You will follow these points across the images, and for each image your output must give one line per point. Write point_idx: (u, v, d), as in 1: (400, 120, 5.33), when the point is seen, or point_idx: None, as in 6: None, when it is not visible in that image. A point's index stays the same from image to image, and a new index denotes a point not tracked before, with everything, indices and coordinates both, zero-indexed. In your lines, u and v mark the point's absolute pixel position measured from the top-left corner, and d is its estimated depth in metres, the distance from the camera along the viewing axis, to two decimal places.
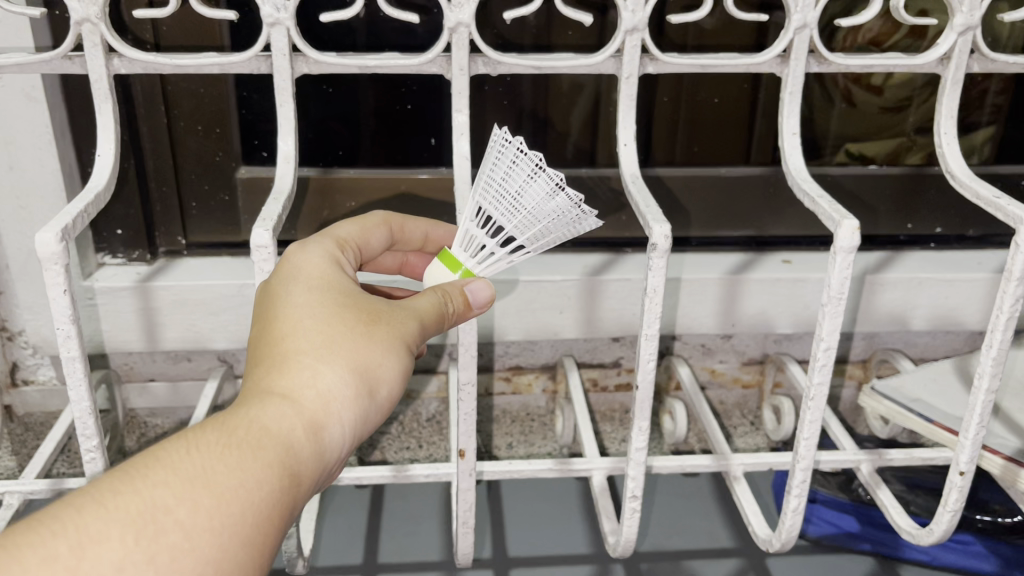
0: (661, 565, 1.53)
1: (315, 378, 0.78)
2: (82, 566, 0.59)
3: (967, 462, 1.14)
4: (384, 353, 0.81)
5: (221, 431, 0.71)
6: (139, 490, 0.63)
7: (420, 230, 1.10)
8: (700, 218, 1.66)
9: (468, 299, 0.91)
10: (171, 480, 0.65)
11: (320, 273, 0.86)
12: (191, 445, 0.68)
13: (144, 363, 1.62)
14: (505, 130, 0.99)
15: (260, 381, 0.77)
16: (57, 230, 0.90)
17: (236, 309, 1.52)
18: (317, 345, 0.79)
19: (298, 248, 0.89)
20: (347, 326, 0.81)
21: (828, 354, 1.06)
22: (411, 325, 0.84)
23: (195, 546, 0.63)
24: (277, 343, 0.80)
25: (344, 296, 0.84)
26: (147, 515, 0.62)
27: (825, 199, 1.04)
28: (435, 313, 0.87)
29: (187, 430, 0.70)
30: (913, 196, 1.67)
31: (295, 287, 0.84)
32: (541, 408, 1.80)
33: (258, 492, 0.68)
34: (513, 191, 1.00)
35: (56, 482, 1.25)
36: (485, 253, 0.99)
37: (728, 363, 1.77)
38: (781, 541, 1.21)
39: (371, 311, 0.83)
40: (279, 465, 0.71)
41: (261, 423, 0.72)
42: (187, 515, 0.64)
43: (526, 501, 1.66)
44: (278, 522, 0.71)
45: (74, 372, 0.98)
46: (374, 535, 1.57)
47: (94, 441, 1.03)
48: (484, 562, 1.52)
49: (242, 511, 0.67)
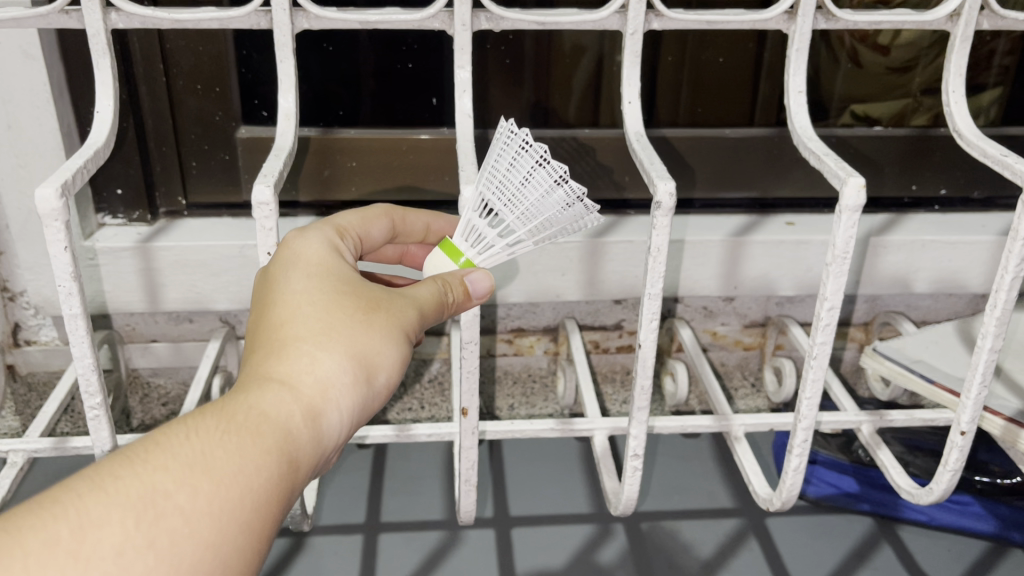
0: (661, 524, 1.54)
1: (315, 364, 0.78)
2: (83, 549, 0.60)
3: (968, 422, 1.14)
4: (384, 340, 0.81)
5: (220, 417, 0.72)
6: (138, 476, 0.65)
7: (422, 222, 1.10)
8: (704, 179, 1.64)
9: (467, 288, 0.91)
10: (170, 465, 0.66)
11: (319, 259, 0.86)
12: (191, 431, 0.70)
13: (147, 323, 1.62)
14: (512, 122, 0.97)
15: (258, 366, 0.78)
16: (57, 185, 0.89)
17: (237, 270, 1.52)
18: (316, 332, 0.79)
19: (298, 234, 0.90)
20: (346, 312, 0.81)
21: (831, 313, 1.05)
22: (413, 312, 0.84)
23: (194, 530, 0.64)
24: (276, 329, 0.80)
25: (343, 281, 0.84)
26: (147, 500, 0.63)
27: (831, 157, 1.02)
28: (437, 301, 0.87)
29: (187, 416, 0.72)
30: (919, 158, 1.65)
31: (294, 272, 0.84)
32: (543, 369, 1.80)
33: (255, 477, 0.70)
34: (516, 182, 0.98)
35: (60, 441, 1.26)
36: (486, 242, 0.99)
37: (729, 326, 1.77)
38: (780, 501, 1.21)
39: (372, 298, 0.83)
40: (278, 450, 0.73)
41: (260, 408, 0.73)
42: (185, 500, 0.65)
43: (527, 461, 1.67)
44: (278, 506, 0.72)
45: (76, 329, 0.97)
46: (376, 494, 1.58)
47: (98, 398, 1.03)
48: (485, 521, 1.53)
49: (240, 496, 0.68)
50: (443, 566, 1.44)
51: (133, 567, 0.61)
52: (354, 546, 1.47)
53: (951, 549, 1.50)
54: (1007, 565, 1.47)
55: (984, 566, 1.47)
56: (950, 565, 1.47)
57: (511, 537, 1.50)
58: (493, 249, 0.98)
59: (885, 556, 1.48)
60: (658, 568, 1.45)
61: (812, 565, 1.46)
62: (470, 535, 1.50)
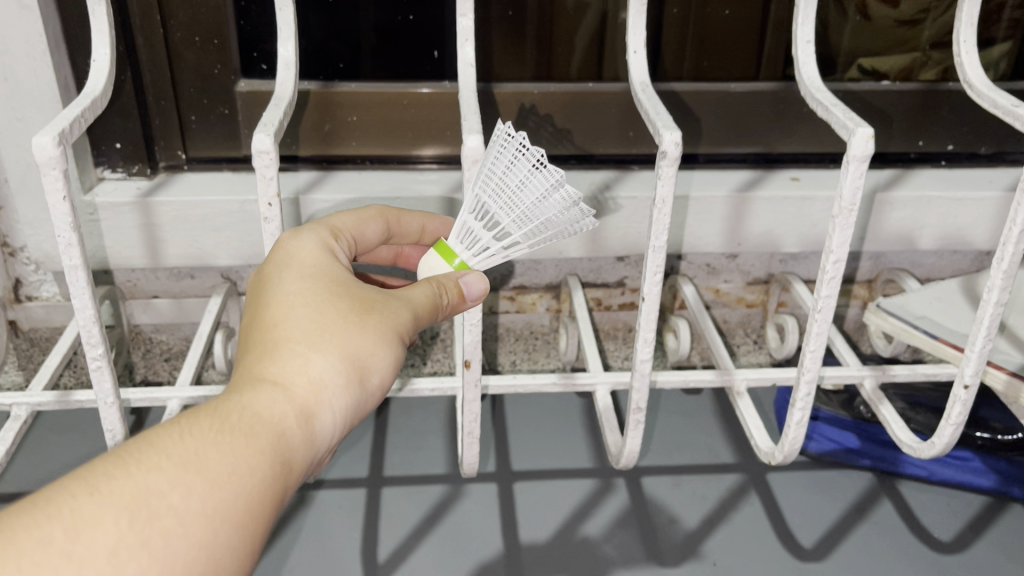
0: (663, 478, 1.55)
1: (309, 365, 0.79)
2: (76, 548, 0.59)
3: (972, 375, 1.13)
4: (377, 342, 0.82)
5: (214, 418, 0.72)
6: (133, 475, 0.64)
7: (417, 223, 1.09)
8: (709, 134, 1.62)
9: (461, 291, 0.92)
10: (164, 464, 0.66)
11: (312, 261, 0.87)
12: (185, 430, 0.69)
13: (148, 280, 1.61)
14: (508, 125, 0.97)
15: (251, 367, 0.79)
16: (53, 133, 0.88)
17: (238, 225, 1.51)
18: (309, 333, 0.80)
19: (292, 236, 0.91)
20: (339, 314, 0.82)
21: (837, 267, 1.05)
22: (407, 314, 0.86)
23: (188, 530, 0.64)
24: (269, 330, 0.81)
25: (337, 283, 0.85)
26: (141, 499, 0.63)
27: (839, 107, 1.01)
28: (432, 303, 0.88)
29: (181, 417, 0.71)
30: (927, 113, 1.63)
31: (287, 274, 0.85)
32: (545, 326, 1.80)
33: (250, 477, 0.69)
34: (511, 183, 0.97)
35: (63, 395, 1.26)
36: (480, 244, 0.99)
37: (732, 283, 1.76)
38: (783, 455, 1.21)
39: (366, 300, 0.84)
40: (271, 451, 0.72)
41: (253, 410, 0.74)
42: (181, 500, 0.64)
43: (530, 417, 1.68)
44: (271, 509, 0.72)
45: (77, 281, 0.97)
46: (379, 449, 1.59)
47: (99, 350, 1.02)
48: (488, 476, 1.54)
49: (234, 496, 0.67)
50: (446, 520, 1.45)
51: (128, 566, 0.60)
52: (358, 500, 1.48)
53: (951, 504, 1.51)
54: (1006, 520, 1.48)
55: (983, 521, 1.48)
56: (950, 520, 1.48)
57: (514, 492, 1.51)
58: (488, 251, 0.98)
59: (885, 510, 1.49)
60: (659, 522, 1.46)
61: (813, 520, 1.47)
62: (473, 490, 1.51)
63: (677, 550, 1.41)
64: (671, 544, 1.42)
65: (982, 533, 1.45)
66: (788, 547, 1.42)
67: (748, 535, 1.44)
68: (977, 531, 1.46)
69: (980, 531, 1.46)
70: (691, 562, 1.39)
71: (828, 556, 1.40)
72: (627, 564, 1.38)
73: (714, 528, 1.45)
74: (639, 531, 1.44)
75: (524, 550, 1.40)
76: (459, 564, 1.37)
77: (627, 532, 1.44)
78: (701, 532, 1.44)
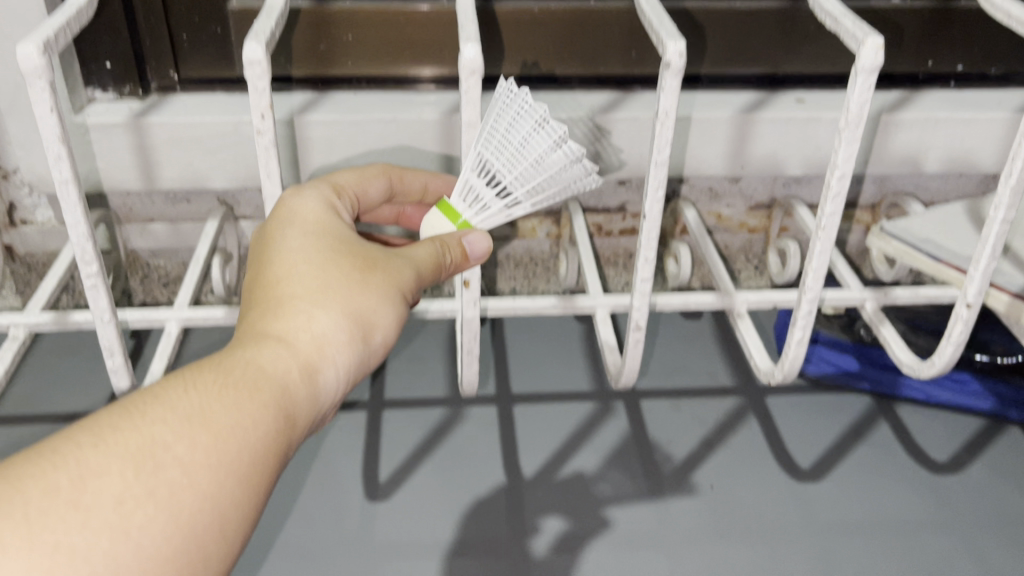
0: (663, 401, 1.56)
1: (312, 321, 0.84)
2: (84, 497, 0.63)
3: (975, 294, 1.12)
4: (377, 299, 0.87)
5: (220, 372, 0.76)
6: (139, 429, 0.67)
7: (419, 181, 1.15)
8: (713, 54, 1.58)
9: (464, 251, 0.99)
10: (169, 419, 0.69)
11: (315, 219, 0.93)
12: (190, 385, 0.73)
13: (143, 203, 1.58)
14: (511, 82, 1.04)
15: (257, 322, 0.83)
16: (38, 41, 0.86)
17: (233, 147, 1.48)
18: (312, 290, 0.85)
19: (295, 193, 0.96)
20: (341, 271, 0.87)
21: (841, 183, 1.03)
22: (405, 273, 0.91)
23: (193, 481, 0.67)
24: (274, 287, 0.86)
25: (338, 243, 0.90)
26: (146, 452, 0.66)
27: (848, 17, 0.98)
28: (432, 262, 0.95)
29: (187, 371, 0.75)
30: (938, 31, 1.58)
31: (291, 232, 0.90)
32: (545, 252, 1.76)
33: (253, 430, 0.73)
34: (514, 141, 1.05)
35: (60, 316, 1.25)
36: (481, 201, 1.06)
37: (734, 208, 1.74)
38: (782, 374, 1.22)
39: (367, 260, 0.89)
40: (275, 405, 0.76)
41: (258, 365, 0.78)
42: (184, 452, 0.68)
43: (530, 342, 1.68)
44: (276, 461, 0.76)
45: (68, 197, 0.95)
46: (379, 373, 1.59)
47: (94, 268, 1.01)
48: (488, 398, 1.55)
49: (238, 449, 0.71)
50: (447, 442, 1.46)
51: (134, 516, 0.63)
52: (358, 422, 1.49)
53: (948, 426, 1.52)
54: (1002, 442, 1.49)
55: (979, 443, 1.49)
56: (946, 441, 1.49)
57: (513, 415, 1.52)
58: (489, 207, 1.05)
59: (883, 433, 1.50)
60: (658, 444, 1.47)
61: (810, 442, 1.48)
62: (473, 413, 1.52)
63: (675, 471, 1.42)
64: (670, 465, 1.43)
65: (977, 455, 1.47)
66: (785, 468, 1.43)
67: (746, 457, 1.45)
68: (973, 452, 1.47)
69: (976, 453, 1.47)
70: (689, 482, 1.41)
71: (825, 478, 1.42)
72: (626, 484, 1.40)
73: (712, 450, 1.46)
74: (638, 452, 1.46)
75: (524, 471, 1.41)
76: (460, 485, 1.39)
77: (625, 453, 1.45)
78: (700, 453, 1.45)
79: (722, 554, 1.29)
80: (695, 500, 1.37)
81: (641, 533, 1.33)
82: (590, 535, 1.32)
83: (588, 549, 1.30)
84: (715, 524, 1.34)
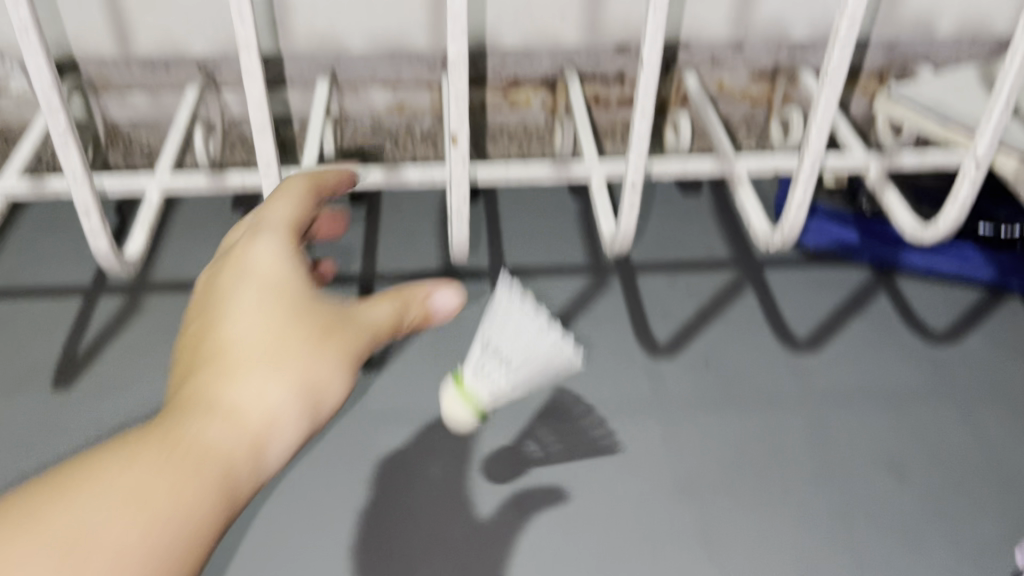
0: (659, 274, 1.53)
1: (265, 391, 0.76)
2: None
3: (983, 154, 1.07)
4: (334, 366, 0.80)
5: (165, 445, 0.69)
6: (71, 507, 0.61)
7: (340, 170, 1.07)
8: None
9: (429, 308, 0.94)
10: (102, 497, 0.62)
11: (268, 272, 0.82)
12: (132, 455, 0.66)
13: (119, 70, 1.49)
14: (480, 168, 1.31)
15: (204, 386, 0.75)
16: None
17: (212, 8, 1.42)
18: (268, 349, 0.77)
19: (252, 236, 0.86)
20: (302, 332, 0.79)
21: (851, 30, 0.97)
22: (363, 336, 0.85)
23: (128, 565, 0.60)
24: (219, 347, 0.77)
25: (295, 296, 0.81)
26: (72, 540, 0.59)
27: None
28: (390, 323, 0.89)
29: (127, 439, 0.68)
30: None
31: (244, 285, 0.81)
32: (540, 125, 1.68)
33: (200, 506, 0.66)
34: (538, 372, 1.27)
35: (36, 182, 1.22)
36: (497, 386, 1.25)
37: (735, 74, 1.64)
38: (782, 238, 1.18)
39: (326, 319, 0.82)
40: (225, 480, 0.70)
41: (203, 439, 0.70)
42: (126, 535, 0.61)
43: (524, 216, 1.65)
44: (218, 539, 0.68)
45: (30, 42, 0.89)
46: (370, 249, 1.56)
47: (63, 121, 0.95)
48: (482, 272, 1.52)
49: (182, 529, 0.64)
50: None
51: None
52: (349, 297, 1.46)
53: (948, 297, 1.50)
54: (1001, 313, 1.47)
55: (979, 315, 1.47)
56: (945, 313, 1.47)
57: (506, 289, 1.49)
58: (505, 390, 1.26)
59: (881, 304, 1.48)
60: (653, 318, 1.46)
61: (807, 314, 1.47)
62: (466, 287, 1.49)
63: (670, 344, 1.41)
64: (665, 338, 1.42)
65: (976, 326, 1.45)
66: (781, 339, 1.42)
67: (742, 329, 1.43)
68: (972, 323, 1.46)
69: (975, 324, 1.45)
70: (684, 354, 1.39)
71: (821, 349, 1.40)
72: (620, 356, 1.39)
73: (707, 323, 1.45)
74: (632, 325, 1.44)
75: None
76: (452, 355, 1.37)
77: (620, 327, 1.44)
78: (695, 326, 1.44)
79: (716, 422, 1.29)
80: (689, 371, 1.37)
81: (635, 402, 1.32)
82: (584, 403, 1.31)
83: (581, 416, 1.29)
84: (709, 393, 1.33)
